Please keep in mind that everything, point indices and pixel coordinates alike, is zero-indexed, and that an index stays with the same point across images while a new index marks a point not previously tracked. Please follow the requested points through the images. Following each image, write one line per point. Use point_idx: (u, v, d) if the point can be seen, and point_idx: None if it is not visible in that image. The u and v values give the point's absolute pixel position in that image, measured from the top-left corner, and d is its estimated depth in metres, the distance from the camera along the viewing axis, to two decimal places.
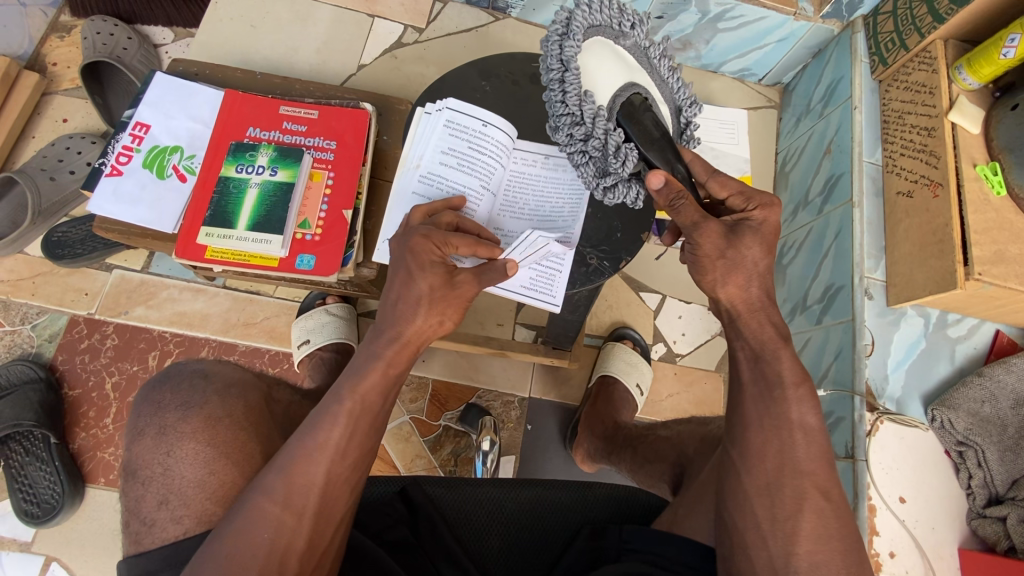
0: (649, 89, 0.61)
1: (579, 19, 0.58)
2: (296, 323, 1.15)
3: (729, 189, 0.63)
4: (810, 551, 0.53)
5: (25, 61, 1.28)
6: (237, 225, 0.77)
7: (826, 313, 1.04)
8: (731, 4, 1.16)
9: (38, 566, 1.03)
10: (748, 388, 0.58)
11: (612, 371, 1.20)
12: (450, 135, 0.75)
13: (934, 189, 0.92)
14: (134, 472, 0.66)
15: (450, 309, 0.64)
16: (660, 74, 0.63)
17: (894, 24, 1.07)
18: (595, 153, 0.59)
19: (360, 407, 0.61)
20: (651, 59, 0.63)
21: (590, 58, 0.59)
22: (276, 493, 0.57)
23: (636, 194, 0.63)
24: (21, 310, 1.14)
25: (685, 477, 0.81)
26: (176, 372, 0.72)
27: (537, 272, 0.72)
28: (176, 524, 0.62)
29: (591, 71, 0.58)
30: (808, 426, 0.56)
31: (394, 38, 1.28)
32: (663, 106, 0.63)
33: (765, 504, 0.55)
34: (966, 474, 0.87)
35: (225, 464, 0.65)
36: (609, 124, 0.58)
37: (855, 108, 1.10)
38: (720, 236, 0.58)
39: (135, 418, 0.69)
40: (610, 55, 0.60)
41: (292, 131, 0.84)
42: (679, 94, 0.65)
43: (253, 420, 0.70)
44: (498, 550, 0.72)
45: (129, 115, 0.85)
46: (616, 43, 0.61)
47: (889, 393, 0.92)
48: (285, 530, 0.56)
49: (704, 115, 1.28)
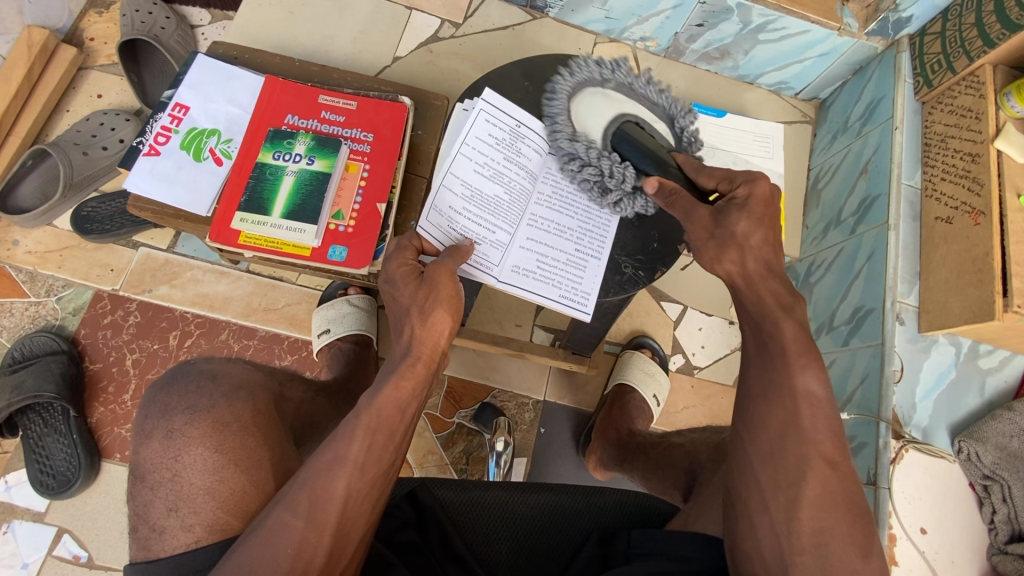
0: (639, 115, 0.74)
1: (563, 81, 0.73)
2: (317, 312, 1.15)
3: (715, 177, 0.65)
4: (813, 517, 0.54)
5: (63, 35, 1.28)
6: (272, 212, 0.77)
7: (854, 335, 1.02)
8: (774, 16, 1.14)
9: (50, 537, 1.04)
10: (752, 357, 0.60)
11: (629, 380, 1.20)
12: (483, 130, 0.74)
13: (976, 217, 0.90)
14: (143, 476, 0.67)
15: (433, 305, 0.65)
16: (649, 97, 0.75)
17: (942, 46, 1.04)
18: (594, 176, 0.72)
19: (376, 423, 0.62)
20: (638, 89, 0.74)
21: (582, 107, 0.73)
22: (300, 507, 0.57)
23: (643, 203, 0.74)
24: (47, 282, 1.15)
25: (695, 484, 0.82)
26: (185, 372, 0.73)
27: (567, 284, 0.73)
28: (187, 533, 0.62)
29: (581, 115, 0.73)
30: (813, 396, 0.56)
31: (430, 33, 1.28)
32: (656, 125, 0.74)
33: (767, 473, 0.56)
34: (989, 508, 0.86)
35: (234, 472, 0.65)
36: (603, 151, 0.71)
37: (896, 129, 1.08)
38: (708, 219, 0.63)
39: (143, 420, 0.70)
40: (596, 99, 0.74)
41: (330, 120, 0.84)
42: (672, 108, 0.75)
43: (261, 425, 0.70)
44: (507, 555, 0.72)
45: (169, 95, 0.85)
46: (603, 88, 0.74)
47: (916, 421, 0.91)
48: (307, 546, 0.56)
49: (741, 127, 1.25)
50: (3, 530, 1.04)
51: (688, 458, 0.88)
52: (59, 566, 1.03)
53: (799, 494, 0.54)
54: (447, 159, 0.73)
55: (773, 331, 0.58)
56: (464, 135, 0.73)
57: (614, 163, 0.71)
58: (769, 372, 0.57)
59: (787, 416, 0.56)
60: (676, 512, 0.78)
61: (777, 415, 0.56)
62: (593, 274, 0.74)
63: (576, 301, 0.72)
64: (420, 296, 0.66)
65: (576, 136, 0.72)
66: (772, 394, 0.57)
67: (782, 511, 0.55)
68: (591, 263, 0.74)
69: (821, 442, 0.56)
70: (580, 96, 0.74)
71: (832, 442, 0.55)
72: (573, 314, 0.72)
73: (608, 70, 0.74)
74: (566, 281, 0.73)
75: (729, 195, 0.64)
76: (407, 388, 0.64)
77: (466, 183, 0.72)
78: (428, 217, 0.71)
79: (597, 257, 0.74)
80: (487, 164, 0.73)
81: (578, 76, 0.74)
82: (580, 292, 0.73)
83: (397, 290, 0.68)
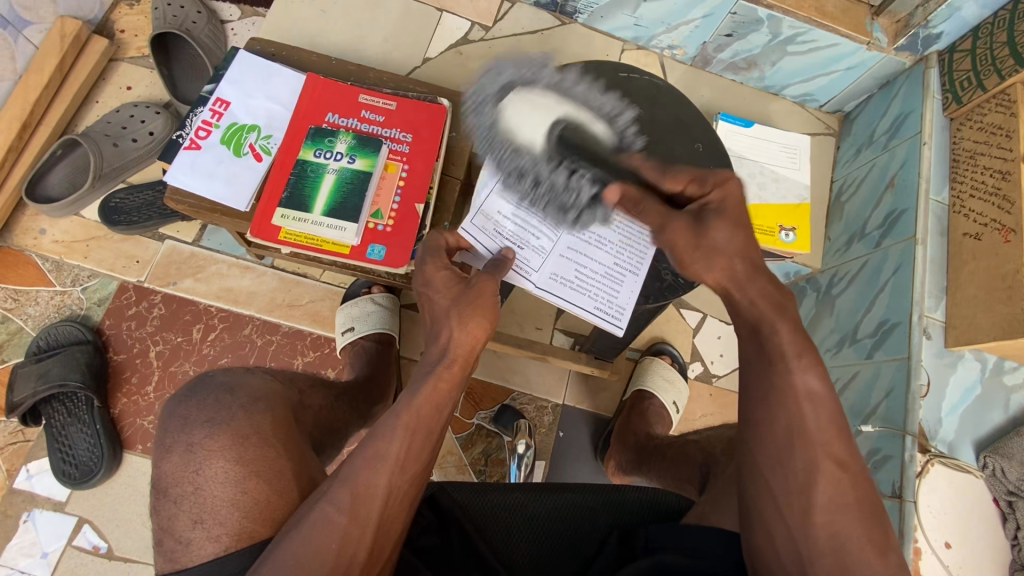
0: (579, 117, 0.73)
1: (485, 94, 0.75)
2: (341, 310, 1.15)
3: (682, 180, 0.66)
4: (827, 522, 0.53)
5: (94, 27, 1.29)
6: (313, 209, 0.77)
7: (878, 348, 1.03)
8: (804, 28, 1.15)
9: (71, 527, 1.04)
10: (752, 362, 0.59)
11: (649, 386, 1.20)
12: (538, 138, 0.73)
13: (1006, 234, 0.91)
14: (164, 490, 0.66)
15: (474, 310, 0.66)
16: (581, 98, 0.75)
17: (972, 63, 1.05)
18: (549, 191, 0.72)
19: (415, 421, 0.62)
20: (566, 89, 0.75)
21: (515, 110, 0.72)
22: (343, 503, 0.57)
23: (604, 214, 0.73)
24: (73, 271, 1.16)
25: (710, 475, 0.82)
26: (204, 385, 0.73)
27: (603, 296, 0.73)
28: (213, 542, 0.61)
29: (521, 120, 0.71)
30: (814, 394, 0.55)
31: (460, 35, 1.28)
32: (595, 124, 0.74)
33: (775, 482, 0.56)
34: (1014, 524, 0.86)
35: (257, 483, 0.65)
36: (552, 164, 0.71)
37: (924, 144, 1.08)
38: (688, 228, 0.63)
39: (162, 434, 0.70)
40: (526, 107, 0.72)
41: (370, 120, 0.84)
42: (604, 109, 0.76)
43: (282, 438, 0.70)
44: (527, 564, 0.71)
45: (210, 90, 0.86)
46: (526, 89, 0.73)
47: (942, 436, 0.91)
48: (350, 542, 0.56)
49: (766, 137, 1.26)
50: (24, 519, 1.04)
51: (704, 452, 0.89)
52: (79, 556, 1.03)
53: (810, 500, 0.53)
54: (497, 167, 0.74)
55: (767, 332, 0.58)
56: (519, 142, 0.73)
57: (568, 178, 0.71)
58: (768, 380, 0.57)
59: (791, 419, 0.55)
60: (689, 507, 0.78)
61: (782, 419, 0.56)
62: (631, 288, 0.73)
63: (610, 314, 0.72)
64: (459, 301, 0.67)
65: (524, 149, 0.71)
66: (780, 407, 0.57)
67: None
68: (629, 278, 0.74)
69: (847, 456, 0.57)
70: (505, 105, 0.73)
71: (841, 442, 0.54)
72: (607, 327, 0.72)
73: (532, 71, 0.75)
74: (603, 292, 0.73)
75: (701, 200, 0.65)
76: (444, 390, 0.64)
77: (514, 191, 0.73)
78: (472, 222, 0.73)
79: (635, 272, 0.74)
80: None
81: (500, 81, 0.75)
82: (615, 306, 0.72)
83: (436, 296, 0.69)
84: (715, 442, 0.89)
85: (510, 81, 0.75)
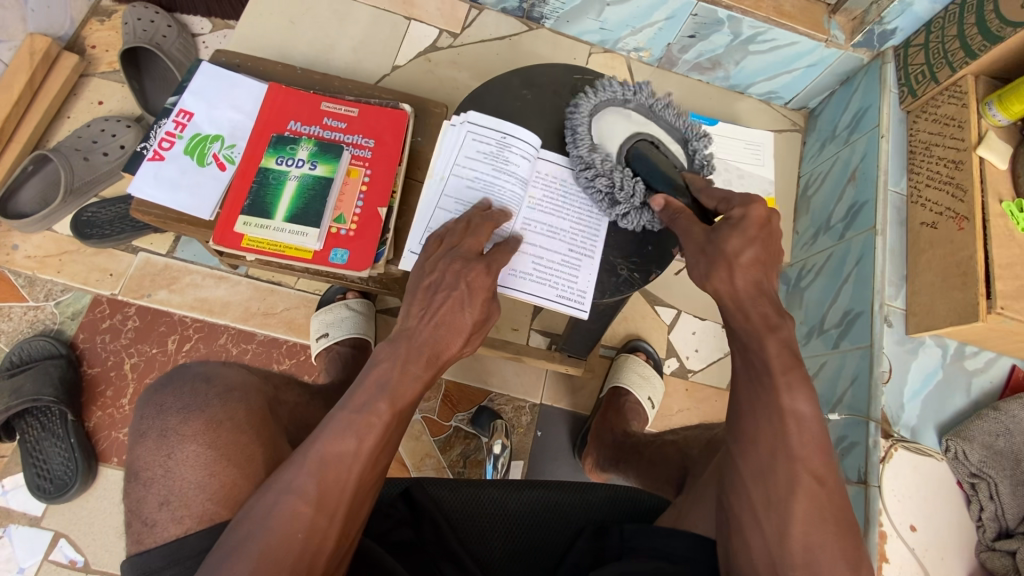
0: (655, 137, 0.76)
1: (584, 102, 0.77)
2: (316, 316, 1.16)
3: (714, 199, 0.67)
4: (804, 533, 0.54)
5: (64, 43, 1.30)
6: (275, 215, 0.78)
7: (843, 338, 1.05)
8: (763, 28, 1.17)
9: (46, 542, 1.03)
10: (740, 375, 0.61)
11: (624, 383, 1.21)
12: (472, 148, 0.78)
13: (960, 222, 0.93)
14: (137, 473, 0.67)
15: (478, 339, 0.69)
16: (667, 120, 0.77)
17: (925, 57, 1.08)
18: (606, 188, 0.74)
19: (396, 419, 0.62)
20: (656, 110, 0.77)
21: (602, 124, 0.77)
22: (309, 493, 0.56)
23: (650, 218, 0.74)
24: (46, 286, 1.16)
25: (689, 477, 0.81)
26: (181, 373, 0.73)
27: (563, 284, 0.74)
28: (177, 524, 0.62)
29: (602, 131, 0.76)
30: (801, 415, 0.57)
31: (428, 42, 1.30)
32: (669, 146, 0.76)
33: (759, 490, 0.56)
34: (977, 506, 0.88)
35: (225, 467, 0.65)
36: (618, 164, 0.74)
37: (882, 137, 1.11)
38: (702, 235, 0.64)
39: (138, 419, 0.70)
40: (618, 120, 0.77)
41: (332, 126, 0.86)
42: (687, 132, 0.77)
43: (254, 424, 0.70)
44: (500, 554, 0.73)
45: (173, 102, 0.87)
46: (624, 108, 0.77)
47: (905, 421, 0.93)
48: (317, 531, 0.56)
49: (732, 134, 1.29)
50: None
51: (681, 454, 0.88)
52: (55, 571, 1.02)
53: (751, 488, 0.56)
54: (439, 183, 0.76)
55: None
56: (455, 155, 0.77)
57: (628, 176, 0.73)
58: (757, 388, 0.59)
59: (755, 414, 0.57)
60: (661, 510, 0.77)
61: None
62: (588, 273, 0.75)
63: (572, 300, 0.73)
64: (479, 327, 0.67)
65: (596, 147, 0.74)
66: None
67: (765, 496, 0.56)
68: (585, 262, 0.75)
69: (782, 438, 0.56)
70: (602, 112, 0.77)
71: (819, 457, 0.56)
72: (571, 312, 0.73)
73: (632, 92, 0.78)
74: (563, 280, 0.74)
75: (725, 216, 0.65)
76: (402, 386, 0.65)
77: (459, 200, 0.76)
78: (422, 240, 0.74)
79: (590, 256, 0.76)
80: (478, 178, 0.77)
81: (602, 95, 0.77)
82: (576, 290, 0.74)
83: (464, 305, 0.65)
84: (693, 443, 0.89)
85: (607, 100, 0.77)
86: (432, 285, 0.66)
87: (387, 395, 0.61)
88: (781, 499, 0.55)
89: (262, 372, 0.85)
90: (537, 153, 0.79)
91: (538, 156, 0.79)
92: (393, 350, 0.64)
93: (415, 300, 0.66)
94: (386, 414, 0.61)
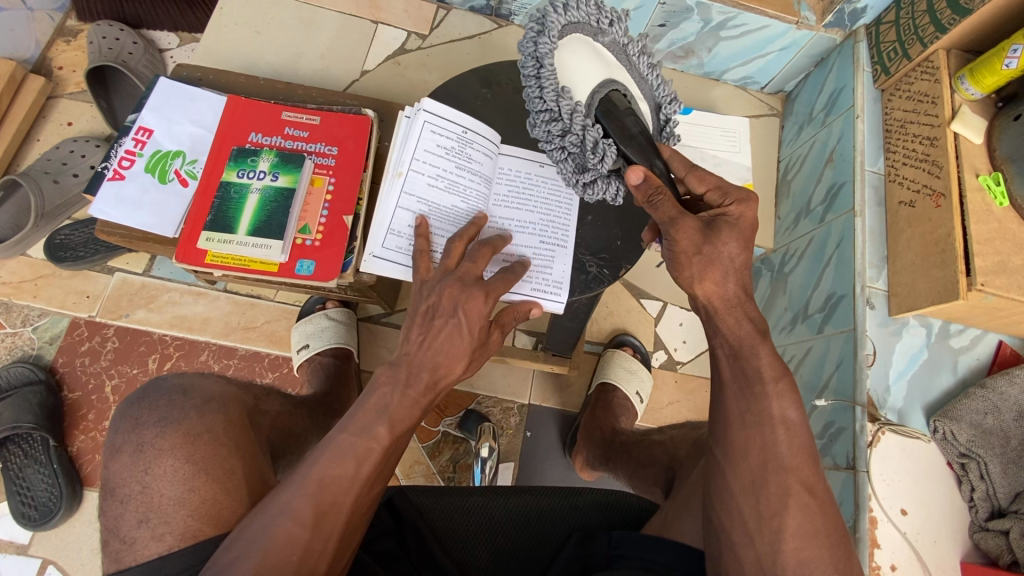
0: (628, 86, 0.64)
1: (554, 18, 0.61)
2: (296, 327, 1.13)
3: (707, 184, 0.64)
4: (796, 548, 0.53)
5: (30, 66, 1.29)
6: (237, 229, 0.77)
7: (827, 322, 1.04)
8: (733, 13, 1.16)
9: (34, 569, 1.03)
10: (729, 384, 0.58)
11: (611, 378, 1.19)
12: (430, 140, 0.75)
13: (936, 199, 0.91)
14: (112, 490, 0.65)
15: (476, 358, 0.66)
16: (640, 71, 0.66)
17: (897, 34, 1.06)
18: (573, 148, 0.62)
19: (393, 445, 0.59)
20: (629, 56, 0.65)
21: (567, 56, 0.62)
22: (305, 517, 0.53)
23: (616, 190, 0.67)
24: (23, 312, 1.15)
25: (676, 481, 0.79)
26: (156, 387, 0.71)
27: (539, 278, 0.74)
28: (158, 542, 0.60)
29: (568, 68, 0.61)
30: (790, 421, 0.56)
31: (397, 45, 1.29)
32: (641, 103, 0.66)
33: (750, 502, 0.55)
34: (968, 486, 0.87)
35: (205, 480, 0.63)
36: (586, 119, 0.61)
37: (856, 117, 1.09)
38: (697, 232, 0.60)
39: (113, 436, 0.68)
40: (588, 56, 0.62)
41: (293, 136, 0.85)
42: (659, 91, 0.67)
43: (234, 434, 0.69)
44: (486, 562, 0.69)
45: (132, 119, 0.86)
46: (595, 40, 0.63)
47: (891, 404, 0.92)
48: (311, 555, 0.53)
49: (704, 124, 1.29)
50: None
51: (668, 454, 0.85)
52: None
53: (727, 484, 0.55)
54: (398, 180, 0.73)
55: None
56: (412, 147, 0.74)
57: (598, 137, 0.62)
58: (735, 386, 0.58)
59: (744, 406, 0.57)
60: (649, 515, 0.74)
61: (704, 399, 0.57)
62: (563, 262, 0.75)
63: (548, 292, 0.73)
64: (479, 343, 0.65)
65: (566, 93, 0.60)
66: (728, 390, 0.58)
67: (741, 481, 0.56)
68: (559, 252, 0.75)
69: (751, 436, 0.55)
70: (567, 45, 0.62)
71: (810, 467, 0.55)
72: (547, 305, 0.73)
73: (608, 22, 0.64)
74: (538, 275, 0.74)
75: (719, 211, 0.62)
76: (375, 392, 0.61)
77: (421, 199, 0.73)
78: (386, 241, 0.72)
79: (563, 246, 0.76)
80: (440, 176, 0.75)
81: (571, 15, 0.62)
82: (550, 283, 0.74)
83: (460, 326, 0.62)
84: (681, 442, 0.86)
85: (577, 24, 0.63)
86: (428, 310, 0.64)
87: (388, 419, 0.59)
88: (757, 481, 0.55)
89: (241, 382, 0.82)
90: (499, 149, 0.79)
91: (498, 153, 0.79)
92: (394, 374, 0.62)
93: (413, 325, 0.64)
94: (385, 438, 0.59)
